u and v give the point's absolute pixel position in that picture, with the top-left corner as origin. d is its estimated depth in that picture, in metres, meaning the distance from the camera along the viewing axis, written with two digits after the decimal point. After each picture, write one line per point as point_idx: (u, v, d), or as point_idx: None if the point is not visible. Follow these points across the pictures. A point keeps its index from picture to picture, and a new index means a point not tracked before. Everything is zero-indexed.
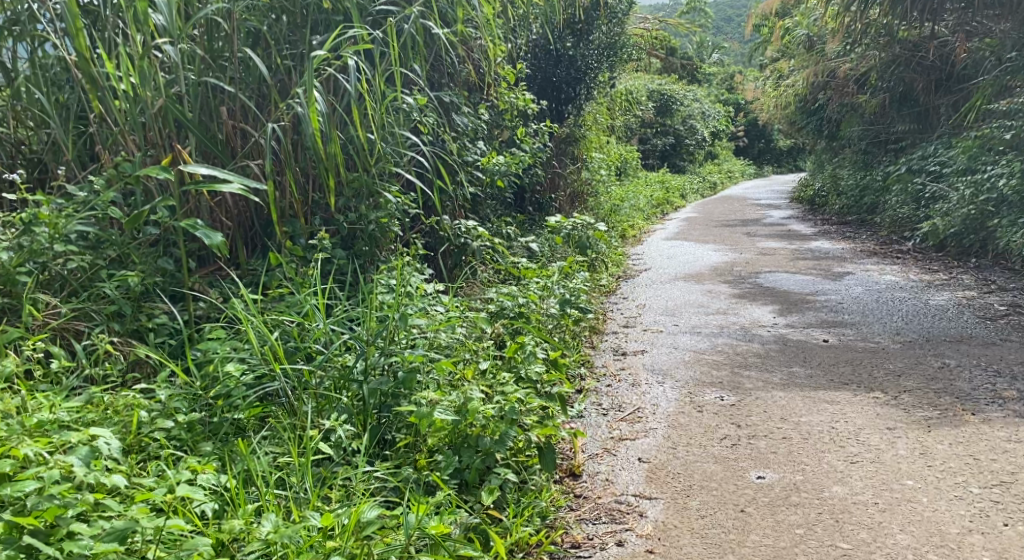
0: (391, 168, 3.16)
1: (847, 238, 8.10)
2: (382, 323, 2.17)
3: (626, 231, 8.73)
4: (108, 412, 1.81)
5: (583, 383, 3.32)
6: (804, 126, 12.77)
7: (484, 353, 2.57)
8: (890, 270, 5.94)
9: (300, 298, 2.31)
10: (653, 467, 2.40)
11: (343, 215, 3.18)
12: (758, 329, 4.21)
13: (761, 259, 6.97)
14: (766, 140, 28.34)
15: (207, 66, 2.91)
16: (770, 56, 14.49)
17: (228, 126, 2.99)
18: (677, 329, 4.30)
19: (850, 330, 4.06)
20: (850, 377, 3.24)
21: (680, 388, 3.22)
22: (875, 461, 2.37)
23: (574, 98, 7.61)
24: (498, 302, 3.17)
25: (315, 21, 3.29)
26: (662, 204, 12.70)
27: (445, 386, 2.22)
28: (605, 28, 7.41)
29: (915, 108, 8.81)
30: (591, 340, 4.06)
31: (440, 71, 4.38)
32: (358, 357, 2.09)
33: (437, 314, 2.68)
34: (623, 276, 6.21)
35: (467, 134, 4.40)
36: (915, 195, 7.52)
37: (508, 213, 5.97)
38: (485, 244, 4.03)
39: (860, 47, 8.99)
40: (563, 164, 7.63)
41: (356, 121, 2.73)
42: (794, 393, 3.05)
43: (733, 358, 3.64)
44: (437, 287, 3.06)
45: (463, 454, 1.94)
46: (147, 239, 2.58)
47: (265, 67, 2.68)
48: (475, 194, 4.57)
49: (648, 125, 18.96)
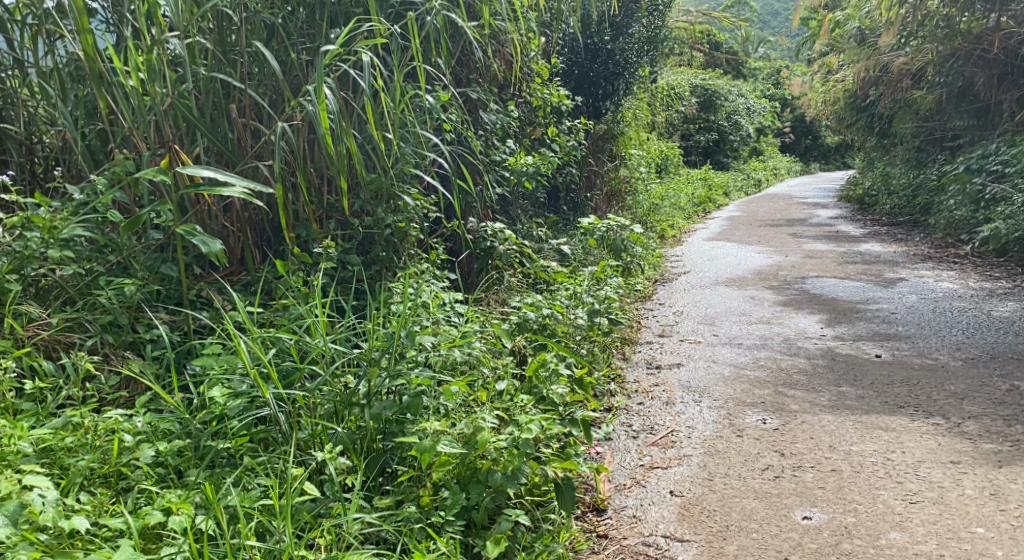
0: (410, 170, 2.98)
1: (898, 241, 7.65)
2: (390, 342, 2.01)
3: (665, 231, 8.45)
4: (87, 436, 1.80)
5: (612, 401, 3.10)
6: (853, 123, 12.23)
7: (502, 371, 2.42)
8: (948, 277, 5.51)
9: (302, 312, 2.16)
10: (686, 503, 2.18)
11: (360, 218, 3.03)
12: (803, 341, 3.93)
13: (807, 262, 6.61)
14: (812, 137, 27.44)
15: (219, 61, 2.80)
16: (819, 49, 13.93)
17: (240, 125, 2.88)
18: (716, 340, 4.05)
19: (905, 344, 3.73)
20: (906, 399, 2.93)
21: (718, 408, 2.97)
22: (939, 502, 2.08)
23: (611, 93, 7.27)
24: (521, 313, 2.98)
25: (332, 12, 3.12)
26: (704, 203, 12.33)
27: (457, 413, 2.06)
28: (645, 20, 7.13)
29: (974, 104, 8.18)
30: (622, 351, 3.84)
31: (468, 66, 4.17)
32: (361, 378, 1.95)
33: (450, 329, 2.50)
34: (659, 279, 5.95)
35: (495, 132, 4.23)
36: (973, 196, 6.97)
37: (540, 214, 5.79)
38: (512, 248, 3.81)
39: (917, 40, 8.50)
40: (600, 161, 7.41)
41: (370, 122, 2.53)
42: (845, 417, 2.78)
43: (776, 374, 3.37)
44: (454, 296, 2.87)
45: (471, 491, 1.79)
46: (151, 244, 2.52)
47: (274, 64, 2.51)
48: (503, 194, 4.38)
49: (690, 121, 18.53)
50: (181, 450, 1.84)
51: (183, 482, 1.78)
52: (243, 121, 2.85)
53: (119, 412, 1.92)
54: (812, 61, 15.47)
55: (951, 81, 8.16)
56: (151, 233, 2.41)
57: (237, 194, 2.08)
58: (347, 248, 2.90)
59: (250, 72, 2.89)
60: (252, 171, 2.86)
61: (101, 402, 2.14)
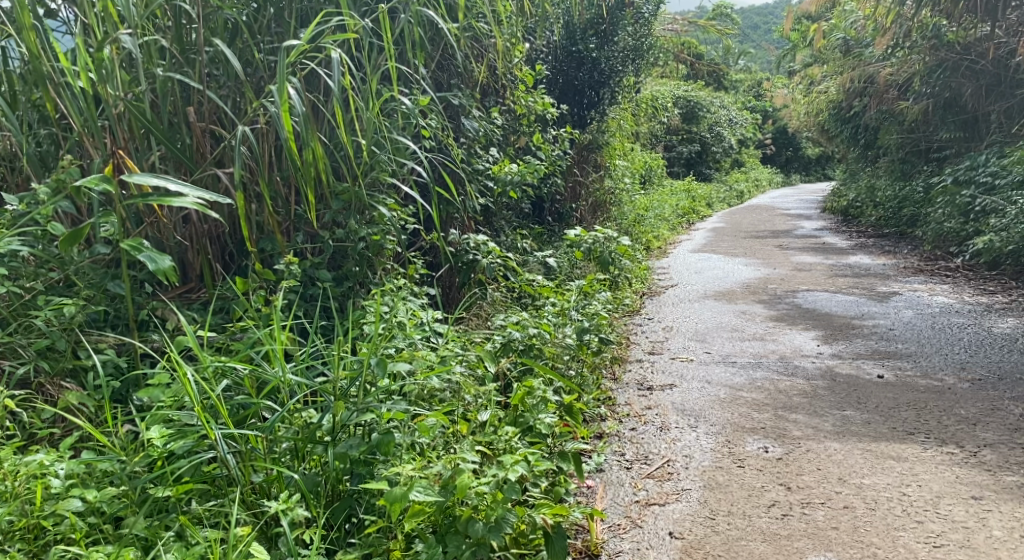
0: (386, 178, 2.76)
1: (887, 253, 7.56)
2: (360, 371, 1.79)
3: (650, 242, 8.32)
4: (4, 483, 1.56)
5: (602, 427, 2.88)
6: (837, 134, 12.22)
7: (485, 400, 2.21)
8: (942, 291, 5.39)
9: (258, 336, 1.92)
10: (688, 546, 1.97)
11: (331, 231, 2.81)
12: (801, 360, 3.75)
13: (797, 275, 6.47)
14: (793, 148, 27.63)
15: (177, 61, 2.57)
16: (802, 61, 13.96)
17: (200, 129, 2.64)
18: (709, 358, 3.85)
19: (906, 363, 3.56)
20: (915, 424, 2.75)
21: (716, 434, 2.77)
22: (965, 546, 1.90)
23: (596, 102, 7.15)
24: (506, 333, 2.77)
25: (301, 10, 2.90)
26: (688, 214, 12.22)
27: (433, 451, 1.84)
28: (631, 28, 6.96)
29: (961, 115, 8.15)
30: (612, 371, 3.63)
31: (448, 70, 3.97)
32: (325, 413, 1.72)
33: (428, 352, 2.28)
34: (647, 293, 5.77)
35: (477, 140, 4.03)
36: (963, 208, 6.89)
37: (523, 225, 5.58)
38: (497, 260, 3.61)
39: (903, 51, 8.47)
40: (585, 171, 7.25)
41: (340, 125, 2.32)
42: (852, 445, 2.59)
43: (775, 397, 3.18)
44: (433, 316, 2.64)
45: (449, 543, 1.58)
46: (98, 258, 2.28)
47: (234, 61, 2.29)
48: (486, 205, 4.18)
49: (672, 132, 18.53)
50: (118, 498, 1.60)
51: (117, 535, 1.54)
52: (203, 125, 2.61)
53: (46, 453, 1.67)
54: (794, 72, 15.50)
55: (938, 92, 8.10)
56: (98, 246, 2.19)
57: (191, 203, 1.86)
58: (317, 264, 2.68)
59: (210, 73, 2.65)
60: (211, 180, 2.62)
61: (30, 439, 1.89)
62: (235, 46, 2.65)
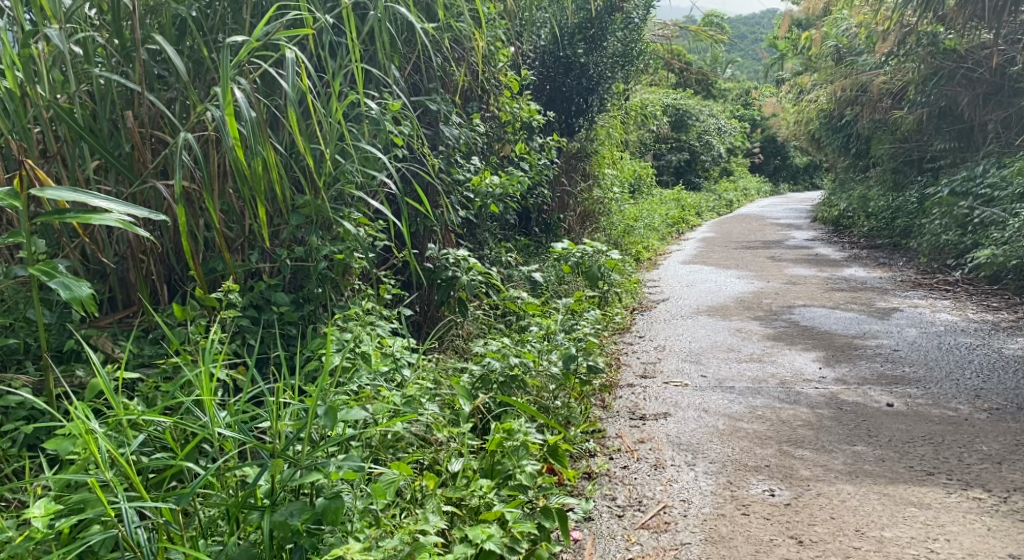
0: (351, 190, 2.50)
1: (883, 265, 7.37)
2: (308, 421, 1.48)
3: (640, 253, 8.08)
4: None
5: (590, 466, 2.61)
6: (828, 143, 12.10)
7: (457, 447, 1.93)
8: (943, 307, 5.17)
9: (184, 377, 1.61)
10: None
11: (290, 248, 2.53)
12: (803, 385, 3.51)
13: (792, 288, 6.25)
14: (781, 157, 27.54)
15: (117, 60, 2.27)
16: (791, 69, 13.83)
17: (143, 135, 2.31)
18: (705, 383, 3.60)
19: (916, 390, 3.32)
20: (934, 464, 2.51)
21: (715, 474, 2.50)
22: None
23: (585, 109, 6.91)
24: (484, 362, 2.50)
25: (260, 3, 2.61)
26: (678, 223, 12.03)
27: (392, 521, 1.54)
28: (620, 33, 6.70)
29: (956, 124, 8.04)
30: (601, 399, 3.37)
31: (425, 73, 3.70)
32: (262, 473, 1.42)
33: (392, 391, 2.00)
34: (637, 308, 5.52)
35: (457, 148, 3.76)
36: (960, 220, 6.71)
37: (507, 237, 5.33)
38: (479, 277, 3.35)
39: (897, 58, 8.30)
40: (573, 181, 7.03)
41: (295, 132, 2.03)
42: (867, 488, 2.33)
43: (778, 428, 2.92)
44: (402, 344, 2.37)
45: None
46: (16, 281, 1.99)
47: (174, 59, 2.00)
48: (466, 218, 3.92)
49: (661, 140, 18.39)
50: None
51: None
52: (146, 131, 2.28)
53: None
54: (782, 80, 15.38)
55: (934, 101, 7.99)
56: (14, 268, 1.91)
57: (116, 220, 1.59)
58: (274, 285, 2.41)
59: (154, 72, 2.35)
60: (154, 192, 2.31)
61: None
62: (184, 42, 2.35)
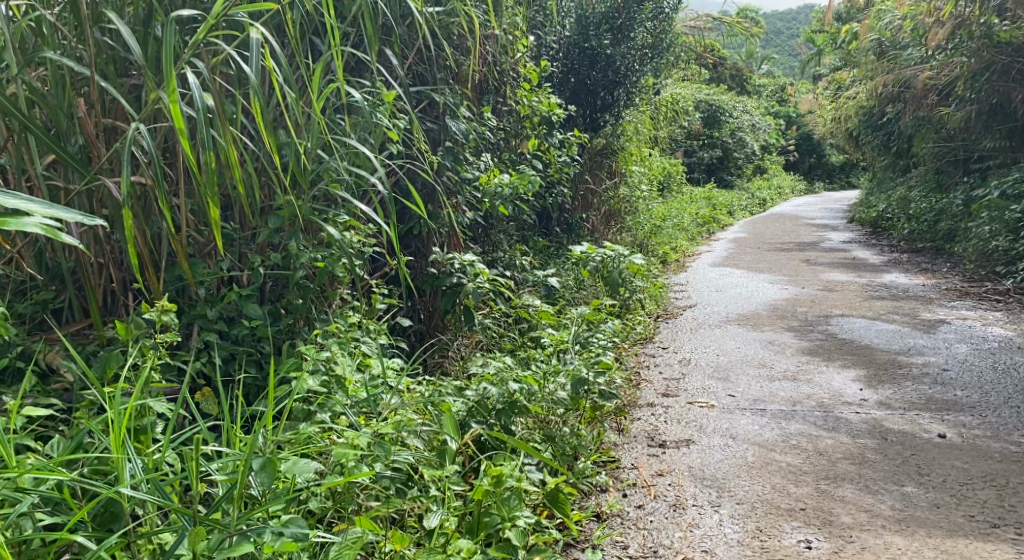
0: (335, 190, 2.22)
1: (926, 270, 6.92)
2: (239, 478, 1.19)
3: (667, 254, 7.70)
4: None
5: (600, 505, 2.30)
6: (867, 141, 11.56)
7: (436, 499, 1.65)
8: (995, 320, 4.74)
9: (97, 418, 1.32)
10: None
11: (268, 254, 2.26)
12: (844, 409, 3.16)
13: (829, 295, 5.86)
14: (817, 155, 26.71)
15: (70, 44, 1.98)
16: (830, 64, 13.26)
17: (98, 126, 2.03)
18: (734, 403, 3.27)
19: (971, 419, 2.96)
20: (999, 513, 2.16)
21: (743, 519, 2.18)
22: None
23: (610, 104, 6.56)
24: (478, 389, 2.22)
25: None
26: (709, 223, 11.58)
27: None
28: (649, 24, 6.35)
29: (1009, 123, 7.62)
30: (617, 422, 3.06)
31: (432, 63, 3.41)
32: (178, 542, 1.12)
33: (364, 427, 1.73)
34: (662, 316, 5.19)
35: (466, 145, 3.47)
36: (1012, 225, 6.26)
37: (521, 239, 5.03)
38: (485, 285, 3.06)
39: (945, 52, 7.78)
40: (597, 179, 6.71)
41: (263, 127, 1.70)
42: (921, 543, 2.00)
43: (817, 462, 2.59)
44: (384, 370, 2.09)
45: None
46: None
47: (124, 35, 1.67)
48: (473, 220, 3.65)
49: (692, 137, 17.86)
50: None
51: None
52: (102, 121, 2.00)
53: None
54: (820, 76, 14.80)
55: (985, 98, 7.48)
56: None
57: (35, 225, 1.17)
58: (247, 295, 2.14)
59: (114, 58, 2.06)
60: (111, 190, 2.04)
61: None
62: (151, 24, 2.05)
